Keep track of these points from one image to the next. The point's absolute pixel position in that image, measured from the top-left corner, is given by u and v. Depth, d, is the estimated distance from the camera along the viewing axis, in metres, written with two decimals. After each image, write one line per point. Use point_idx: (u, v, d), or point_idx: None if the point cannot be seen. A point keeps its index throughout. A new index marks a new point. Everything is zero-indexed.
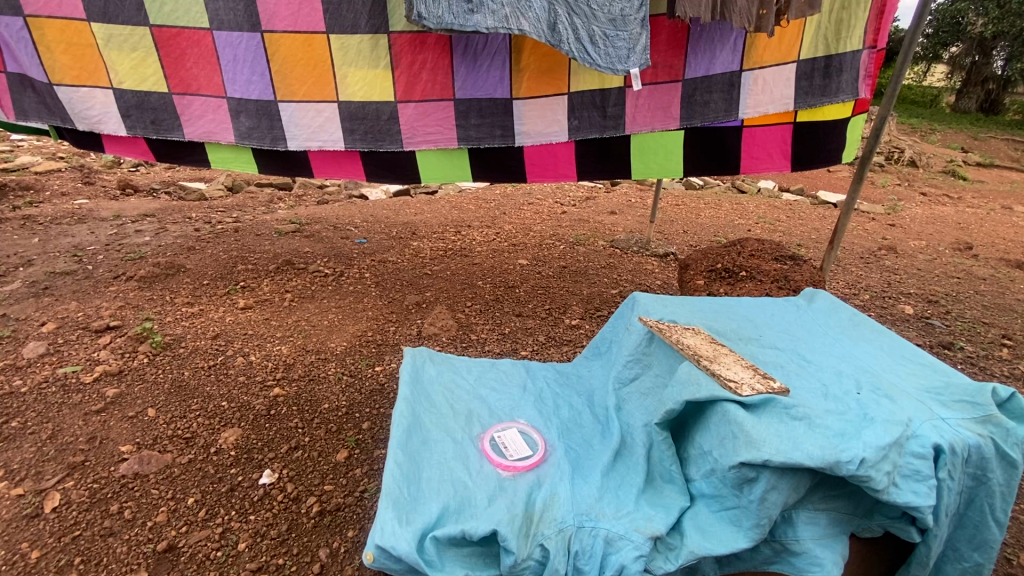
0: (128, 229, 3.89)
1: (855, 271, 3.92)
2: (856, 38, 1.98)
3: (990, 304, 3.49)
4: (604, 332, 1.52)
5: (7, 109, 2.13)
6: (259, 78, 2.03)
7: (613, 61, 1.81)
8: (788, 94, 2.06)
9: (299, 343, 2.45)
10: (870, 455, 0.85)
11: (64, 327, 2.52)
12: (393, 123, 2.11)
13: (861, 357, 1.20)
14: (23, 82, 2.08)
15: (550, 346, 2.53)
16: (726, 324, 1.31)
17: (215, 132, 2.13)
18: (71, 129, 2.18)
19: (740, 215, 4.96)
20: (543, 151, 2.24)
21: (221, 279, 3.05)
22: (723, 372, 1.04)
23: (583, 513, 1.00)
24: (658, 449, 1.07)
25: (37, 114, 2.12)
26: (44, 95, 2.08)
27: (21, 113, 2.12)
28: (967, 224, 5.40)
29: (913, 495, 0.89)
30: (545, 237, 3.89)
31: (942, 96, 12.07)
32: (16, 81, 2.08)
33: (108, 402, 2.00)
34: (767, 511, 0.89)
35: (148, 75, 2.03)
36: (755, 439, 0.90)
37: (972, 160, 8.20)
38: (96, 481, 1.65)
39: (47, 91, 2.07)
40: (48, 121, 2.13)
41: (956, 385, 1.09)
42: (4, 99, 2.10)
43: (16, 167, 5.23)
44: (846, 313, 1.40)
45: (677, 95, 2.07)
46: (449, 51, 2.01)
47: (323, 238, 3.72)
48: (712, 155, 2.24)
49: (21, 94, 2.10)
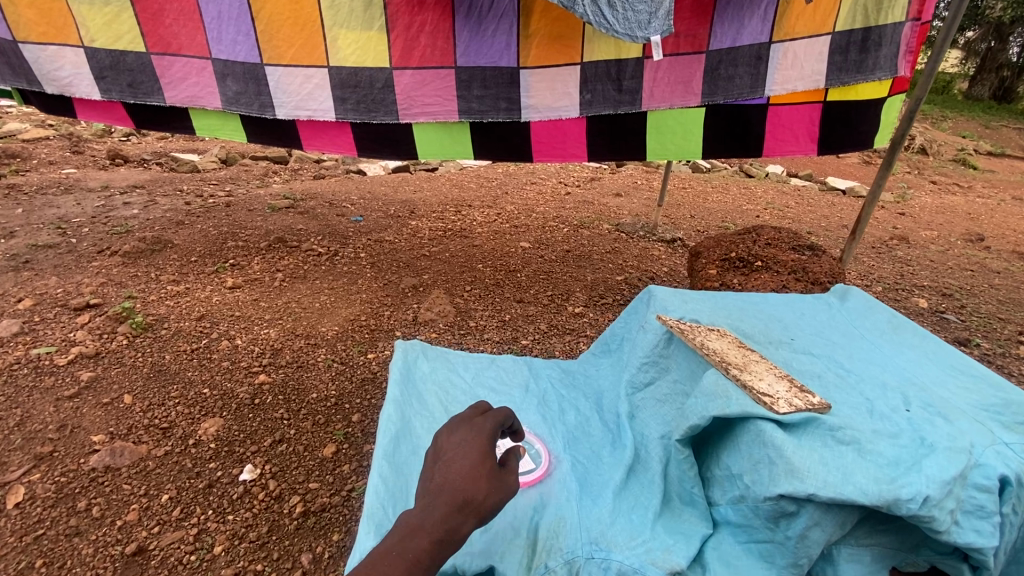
0: (116, 201, 3.74)
1: (867, 261, 3.78)
2: (898, 9, 1.81)
3: (1006, 298, 3.35)
4: (615, 328, 1.39)
5: None
6: (244, 37, 1.86)
7: (632, 27, 1.63)
8: (820, 70, 1.88)
9: (288, 327, 2.32)
10: (934, 492, 0.72)
11: (41, 304, 2.39)
12: (389, 92, 1.95)
13: (904, 366, 1.07)
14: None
15: (552, 336, 2.40)
16: (753, 324, 1.18)
17: (198, 97, 1.96)
18: (40, 92, 2.01)
19: (749, 200, 4.79)
20: (552, 127, 2.07)
21: (209, 256, 2.91)
22: (756, 384, 0.91)
23: (594, 541, 0.88)
24: (678, 468, 0.95)
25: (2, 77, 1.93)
26: (8, 54, 1.90)
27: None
28: (979, 215, 5.24)
29: (974, 534, 0.78)
30: (548, 219, 3.74)
31: (955, 82, 11.75)
32: None
33: (82, 387, 1.88)
34: (807, 549, 0.77)
35: (123, 32, 1.86)
36: (797, 468, 0.77)
37: (984, 149, 7.98)
38: (63, 475, 1.53)
39: (12, 50, 1.89)
40: (13, 83, 1.95)
41: (1016, 404, 0.96)
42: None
43: (2, 134, 5.04)
44: (884, 315, 1.26)
45: (699, 68, 1.90)
46: (452, 13, 1.84)
47: (317, 215, 3.57)
48: (733, 135, 2.09)
49: None
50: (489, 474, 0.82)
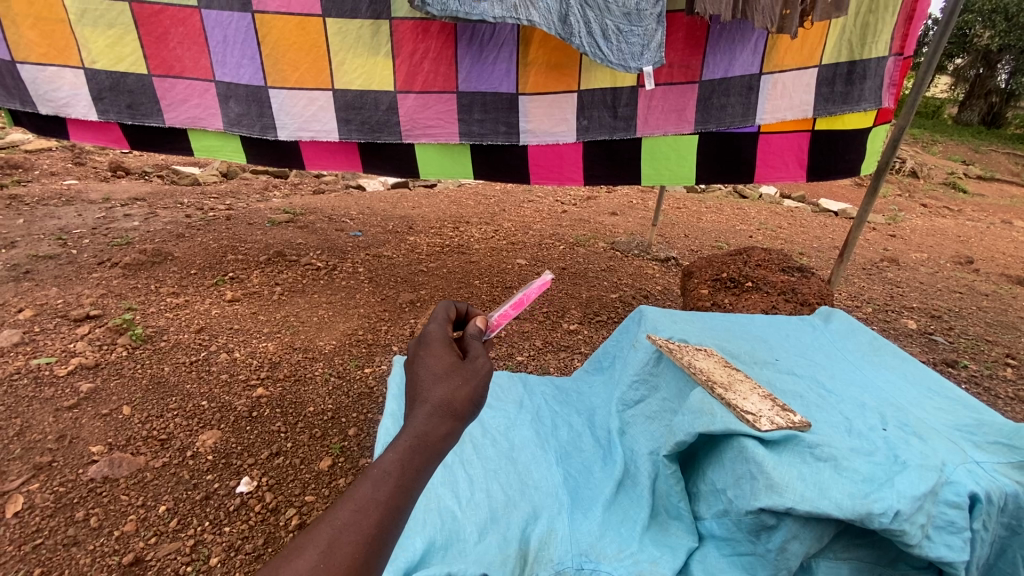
0: (117, 213, 3.78)
1: (858, 282, 3.84)
2: (882, 44, 1.88)
3: (993, 321, 3.42)
4: (607, 346, 1.43)
5: None
6: (249, 61, 1.92)
7: (625, 57, 1.72)
8: (808, 101, 1.97)
9: (286, 340, 2.35)
10: (906, 507, 0.76)
11: (41, 315, 2.41)
12: (392, 114, 2.01)
13: (884, 388, 1.11)
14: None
15: (547, 352, 2.44)
16: (740, 345, 1.23)
17: (199, 118, 2.01)
18: (33, 112, 2.02)
19: (742, 220, 4.88)
20: (549, 151, 2.14)
21: (209, 269, 2.95)
22: (740, 403, 0.95)
23: (583, 553, 0.92)
24: (666, 483, 0.98)
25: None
26: (3, 75, 1.91)
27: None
28: (968, 238, 5.34)
29: (946, 548, 0.81)
30: (545, 236, 3.80)
31: (945, 107, 12.01)
32: None
33: (81, 398, 1.91)
34: (786, 562, 0.81)
35: (125, 54, 1.90)
36: (777, 483, 0.81)
37: (973, 173, 8.14)
38: (62, 485, 1.56)
39: (8, 71, 1.91)
40: (4, 104, 1.95)
41: (988, 424, 1.00)
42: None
43: (6, 145, 5.09)
44: (865, 337, 1.31)
45: (693, 97, 1.98)
46: (454, 41, 1.91)
47: (317, 229, 3.62)
48: (725, 162, 2.16)
49: None
50: (456, 366, 0.76)
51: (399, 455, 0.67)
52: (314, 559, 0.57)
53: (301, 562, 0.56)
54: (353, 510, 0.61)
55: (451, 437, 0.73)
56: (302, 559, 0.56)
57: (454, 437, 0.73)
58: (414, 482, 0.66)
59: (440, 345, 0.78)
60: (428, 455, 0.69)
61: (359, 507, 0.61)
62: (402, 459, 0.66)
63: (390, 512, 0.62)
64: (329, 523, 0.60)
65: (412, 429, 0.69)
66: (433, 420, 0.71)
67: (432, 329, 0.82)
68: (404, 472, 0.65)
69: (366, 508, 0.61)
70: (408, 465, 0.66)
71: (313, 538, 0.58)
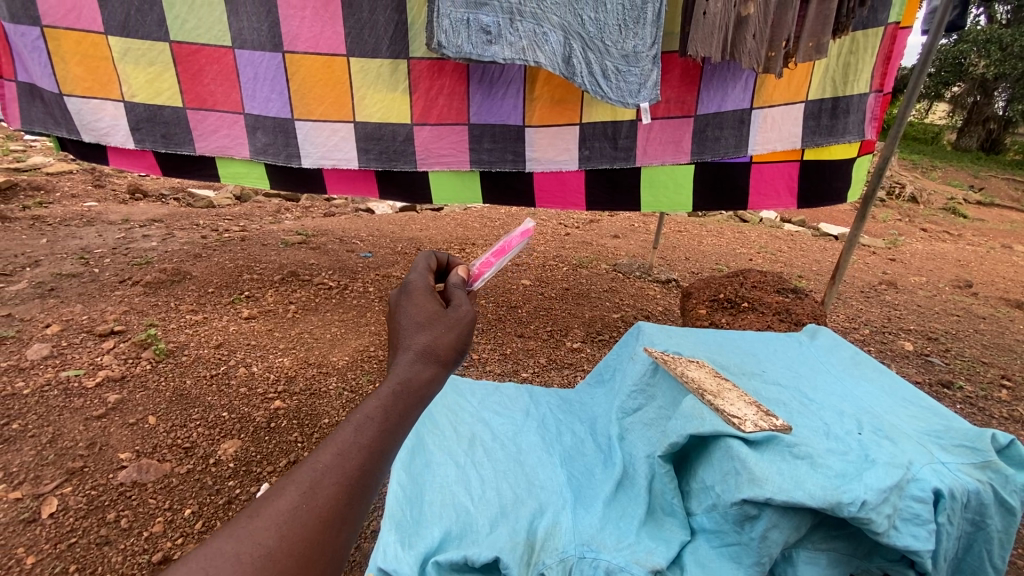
0: (136, 233, 3.92)
1: (856, 305, 3.92)
2: (863, 81, 2.03)
3: (990, 343, 3.49)
4: (608, 360, 1.53)
5: (12, 117, 2.11)
6: (277, 96, 2.08)
7: (624, 95, 1.88)
8: (796, 133, 2.11)
9: (301, 356, 2.45)
10: (871, 498, 0.86)
11: (68, 329, 2.52)
12: (408, 144, 2.16)
13: (862, 397, 1.21)
14: (31, 92, 2.08)
15: (550, 370, 2.53)
16: (730, 358, 1.34)
17: (228, 147, 2.16)
18: (76, 140, 2.18)
19: (742, 244, 5.00)
20: (554, 179, 2.27)
21: (225, 287, 3.07)
22: (727, 408, 1.04)
23: (585, 543, 1.01)
24: (661, 482, 1.08)
25: (42, 125, 2.10)
26: (52, 106, 2.08)
27: (26, 122, 2.10)
28: (968, 263, 5.42)
29: (912, 538, 0.89)
30: (549, 258, 3.92)
31: (943, 134, 12.21)
32: (25, 90, 2.07)
33: (109, 408, 2.02)
34: (767, 549, 0.91)
35: (163, 89, 2.06)
36: (758, 477, 0.91)
37: (972, 199, 8.27)
38: (94, 488, 1.69)
39: (56, 102, 2.07)
40: (52, 132, 2.11)
41: (955, 429, 1.10)
42: (9, 109, 2.08)
43: (29, 167, 5.29)
44: (847, 352, 1.41)
45: (688, 130, 2.12)
46: (466, 79, 2.07)
47: (328, 250, 3.75)
48: (720, 190, 2.29)
49: (29, 104, 2.09)
50: (437, 315, 0.88)
51: (379, 403, 0.74)
52: (296, 499, 0.63)
53: (283, 500, 0.62)
54: (334, 454, 0.67)
55: (433, 385, 0.81)
56: (283, 498, 0.63)
57: (436, 386, 0.82)
58: (394, 429, 0.73)
59: (419, 294, 0.93)
60: (408, 404, 0.76)
61: (341, 451, 0.68)
62: (381, 407, 0.74)
63: (369, 457, 0.69)
64: (311, 466, 0.66)
65: (393, 380, 0.78)
66: (414, 368, 0.80)
67: (413, 278, 0.98)
68: (384, 419, 0.73)
69: (348, 451, 0.68)
70: (388, 411, 0.74)
71: (295, 480, 0.65)
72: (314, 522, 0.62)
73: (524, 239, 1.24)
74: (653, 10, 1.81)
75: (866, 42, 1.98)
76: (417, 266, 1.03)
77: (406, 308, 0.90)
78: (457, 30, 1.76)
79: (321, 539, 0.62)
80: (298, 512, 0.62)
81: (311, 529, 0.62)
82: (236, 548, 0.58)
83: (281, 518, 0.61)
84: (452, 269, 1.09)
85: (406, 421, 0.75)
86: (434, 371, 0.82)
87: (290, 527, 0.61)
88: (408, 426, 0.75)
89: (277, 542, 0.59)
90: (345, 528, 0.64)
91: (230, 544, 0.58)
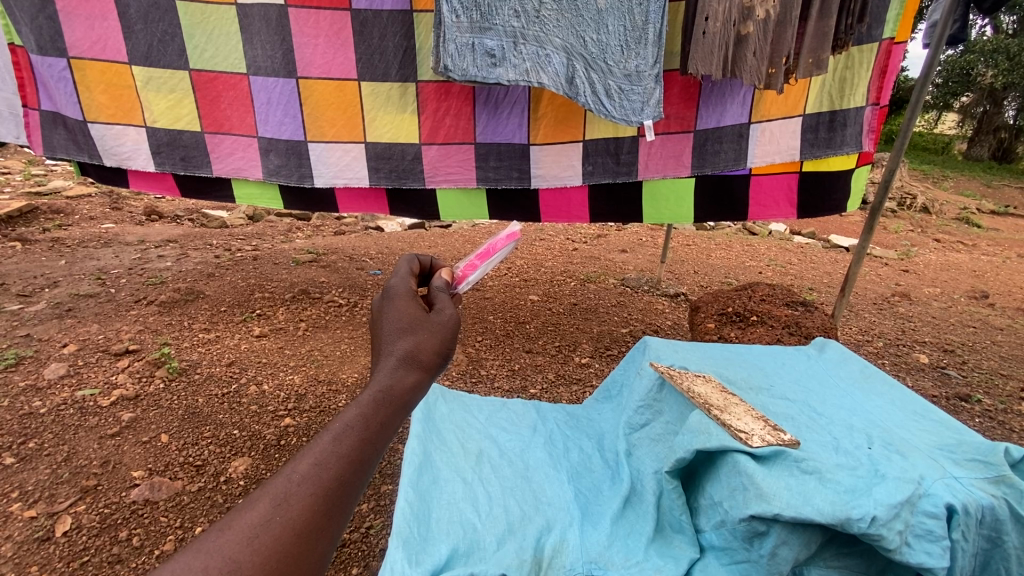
0: (151, 254, 4.00)
1: (868, 317, 3.87)
2: (859, 95, 2.04)
3: (1007, 355, 3.42)
4: (614, 376, 1.53)
5: (35, 144, 2.17)
6: (290, 120, 2.14)
7: (627, 113, 1.91)
8: (794, 146, 2.13)
9: (311, 373, 2.47)
10: (882, 513, 0.85)
11: (84, 349, 2.56)
12: (417, 163, 2.20)
13: (871, 411, 1.20)
14: (54, 120, 2.14)
15: (559, 385, 2.53)
16: (737, 372, 1.34)
17: (243, 169, 2.22)
18: (98, 165, 2.24)
19: (751, 257, 4.97)
20: (558, 195, 2.30)
21: (238, 306, 3.11)
22: (734, 422, 1.04)
23: (593, 561, 1.02)
24: (668, 498, 1.07)
25: (65, 151, 2.17)
26: (75, 132, 2.15)
27: (49, 148, 2.16)
28: (983, 273, 5.35)
29: (926, 555, 0.86)
30: (557, 273, 3.93)
31: (954, 143, 12.15)
32: (46, 118, 2.13)
33: (123, 426, 2.05)
34: (777, 566, 0.90)
35: (182, 115, 2.13)
36: (765, 492, 0.91)
37: (986, 208, 8.16)
38: (108, 506, 1.71)
39: (80, 129, 2.14)
40: (74, 156, 2.18)
41: (968, 444, 1.08)
42: (33, 137, 2.15)
43: (50, 191, 5.43)
44: (857, 366, 1.39)
45: (688, 144, 2.15)
46: (472, 100, 2.12)
47: (338, 268, 3.80)
48: (719, 202, 2.31)
49: (51, 130, 2.14)
50: (419, 320, 0.90)
51: (359, 412, 0.74)
52: (269, 511, 0.63)
53: (255, 513, 0.62)
54: (311, 464, 0.68)
55: (417, 390, 0.82)
56: (255, 511, 0.63)
57: (420, 391, 0.82)
58: (375, 437, 0.73)
59: (402, 298, 0.94)
60: (389, 411, 0.77)
61: (319, 461, 0.68)
62: (362, 415, 0.74)
63: (346, 467, 0.69)
64: (287, 477, 0.66)
65: (374, 387, 0.78)
66: (397, 374, 0.81)
67: (395, 283, 0.99)
68: (363, 428, 0.73)
69: (326, 461, 0.68)
70: (368, 420, 0.74)
71: (270, 491, 0.65)
72: (289, 533, 0.62)
73: (511, 241, 1.27)
74: (655, 30, 1.85)
75: (861, 57, 1.99)
76: (399, 270, 1.04)
77: (388, 313, 0.91)
78: (462, 54, 1.80)
79: (295, 549, 0.62)
80: (271, 524, 0.62)
81: (287, 539, 0.62)
82: (203, 563, 0.57)
83: (253, 531, 0.61)
84: (436, 272, 1.12)
85: (386, 428, 0.75)
86: (417, 377, 0.83)
87: (263, 539, 0.61)
88: (390, 433, 0.75)
89: (250, 555, 0.59)
90: (323, 537, 0.65)
91: (198, 559, 0.58)
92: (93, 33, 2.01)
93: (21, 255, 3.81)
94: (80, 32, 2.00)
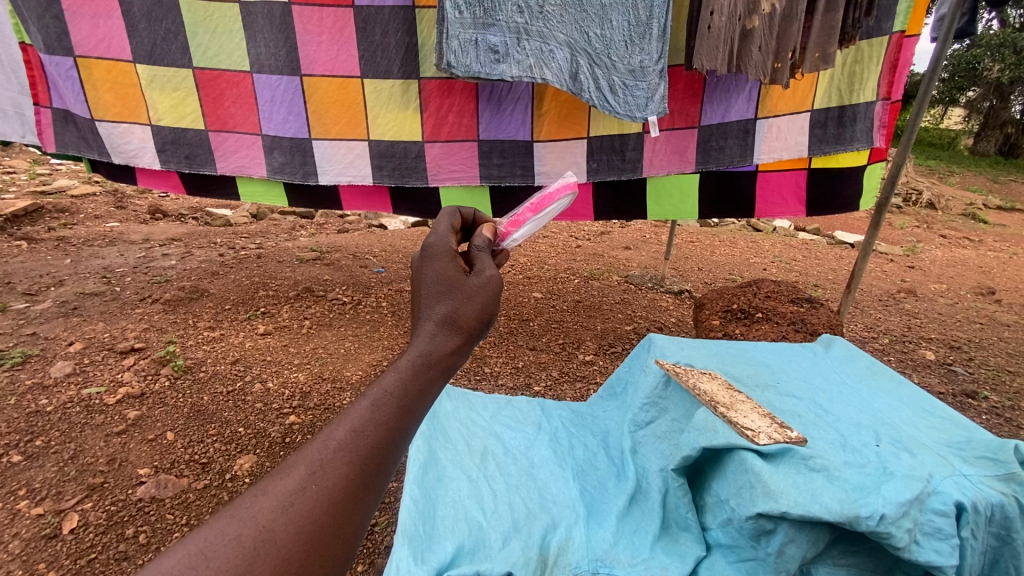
0: (156, 253, 4.00)
1: (874, 313, 3.85)
2: (869, 89, 2.03)
3: (1014, 351, 3.40)
4: (619, 373, 1.53)
5: (46, 140, 2.17)
6: (294, 117, 2.13)
7: (631, 108, 1.90)
8: (803, 141, 2.12)
9: (316, 371, 2.47)
10: (891, 511, 0.84)
11: (90, 347, 2.56)
12: (421, 161, 2.20)
13: (879, 408, 1.19)
14: (66, 117, 2.15)
15: (563, 383, 2.52)
16: (744, 370, 1.33)
17: (246, 167, 2.22)
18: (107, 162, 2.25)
19: (756, 253, 4.95)
20: None
21: (242, 304, 3.12)
22: (740, 420, 1.03)
23: (599, 559, 1.01)
24: (674, 496, 1.07)
25: (76, 148, 2.18)
26: (85, 130, 2.15)
27: (61, 146, 2.17)
28: (989, 269, 5.31)
29: (935, 553, 0.85)
30: (560, 271, 3.92)
31: (959, 138, 12.07)
32: (60, 115, 2.15)
33: (129, 424, 2.06)
34: (784, 564, 0.89)
35: (186, 113, 2.13)
36: (773, 490, 0.90)
37: (993, 203, 8.09)
38: (114, 503, 1.72)
39: (88, 127, 2.15)
40: (86, 154, 2.19)
41: (978, 441, 1.07)
42: (45, 134, 2.16)
43: (54, 191, 5.45)
44: (863, 363, 1.38)
45: (693, 140, 2.14)
46: (476, 96, 2.11)
47: (342, 266, 3.80)
48: (725, 199, 2.29)
49: (63, 128, 2.16)
50: (458, 281, 0.79)
51: (398, 377, 0.69)
52: (303, 479, 0.59)
53: (291, 480, 0.59)
54: (348, 431, 0.63)
55: (456, 357, 0.75)
56: (290, 478, 0.59)
57: (459, 358, 0.76)
58: (415, 405, 0.68)
59: (440, 257, 0.82)
60: (427, 378, 0.70)
61: (356, 428, 0.63)
62: (401, 381, 0.69)
63: (384, 436, 0.64)
64: (324, 443, 0.62)
65: (412, 352, 0.72)
66: (436, 340, 0.74)
67: (433, 240, 0.86)
68: (403, 396, 0.67)
69: (363, 429, 0.63)
70: (406, 387, 0.68)
71: (306, 457, 0.60)
72: (325, 502, 0.58)
73: (567, 193, 1.20)
74: (659, 25, 1.84)
75: (871, 51, 1.98)
76: (439, 226, 0.91)
77: (425, 273, 0.81)
78: (465, 50, 1.80)
79: (331, 521, 0.58)
80: (305, 492, 0.58)
81: (323, 510, 0.58)
82: (237, 530, 0.54)
83: (288, 498, 0.57)
84: (478, 226, 1.01)
85: (426, 395, 0.69)
86: (457, 343, 0.76)
87: (298, 508, 0.57)
88: (428, 400, 0.69)
89: (284, 524, 0.56)
90: (359, 508, 0.60)
91: (232, 525, 0.54)
92: (98, 31, 2.01)
93: (26, 254, 3.82)
94: (86, 30, 2.01)
